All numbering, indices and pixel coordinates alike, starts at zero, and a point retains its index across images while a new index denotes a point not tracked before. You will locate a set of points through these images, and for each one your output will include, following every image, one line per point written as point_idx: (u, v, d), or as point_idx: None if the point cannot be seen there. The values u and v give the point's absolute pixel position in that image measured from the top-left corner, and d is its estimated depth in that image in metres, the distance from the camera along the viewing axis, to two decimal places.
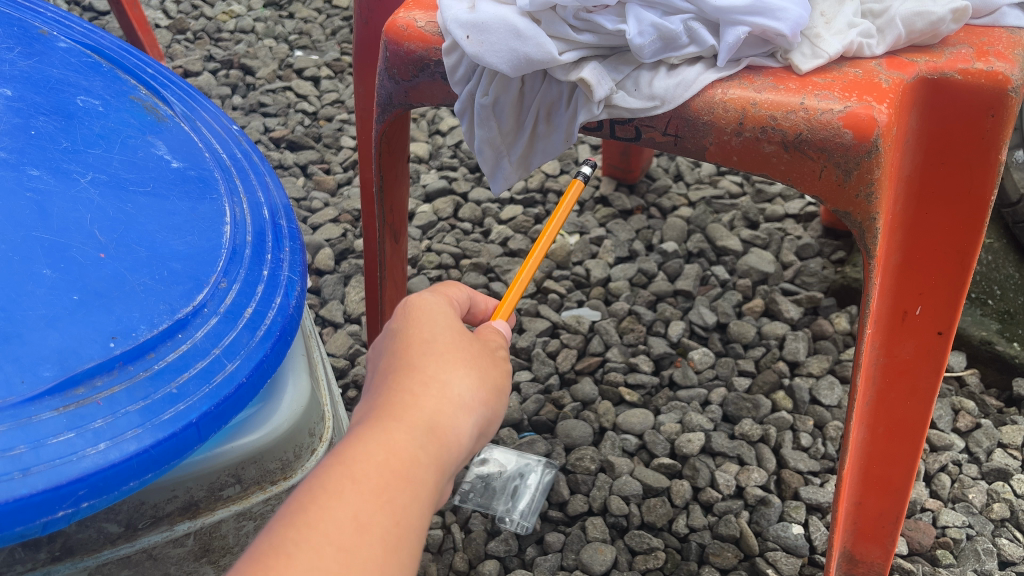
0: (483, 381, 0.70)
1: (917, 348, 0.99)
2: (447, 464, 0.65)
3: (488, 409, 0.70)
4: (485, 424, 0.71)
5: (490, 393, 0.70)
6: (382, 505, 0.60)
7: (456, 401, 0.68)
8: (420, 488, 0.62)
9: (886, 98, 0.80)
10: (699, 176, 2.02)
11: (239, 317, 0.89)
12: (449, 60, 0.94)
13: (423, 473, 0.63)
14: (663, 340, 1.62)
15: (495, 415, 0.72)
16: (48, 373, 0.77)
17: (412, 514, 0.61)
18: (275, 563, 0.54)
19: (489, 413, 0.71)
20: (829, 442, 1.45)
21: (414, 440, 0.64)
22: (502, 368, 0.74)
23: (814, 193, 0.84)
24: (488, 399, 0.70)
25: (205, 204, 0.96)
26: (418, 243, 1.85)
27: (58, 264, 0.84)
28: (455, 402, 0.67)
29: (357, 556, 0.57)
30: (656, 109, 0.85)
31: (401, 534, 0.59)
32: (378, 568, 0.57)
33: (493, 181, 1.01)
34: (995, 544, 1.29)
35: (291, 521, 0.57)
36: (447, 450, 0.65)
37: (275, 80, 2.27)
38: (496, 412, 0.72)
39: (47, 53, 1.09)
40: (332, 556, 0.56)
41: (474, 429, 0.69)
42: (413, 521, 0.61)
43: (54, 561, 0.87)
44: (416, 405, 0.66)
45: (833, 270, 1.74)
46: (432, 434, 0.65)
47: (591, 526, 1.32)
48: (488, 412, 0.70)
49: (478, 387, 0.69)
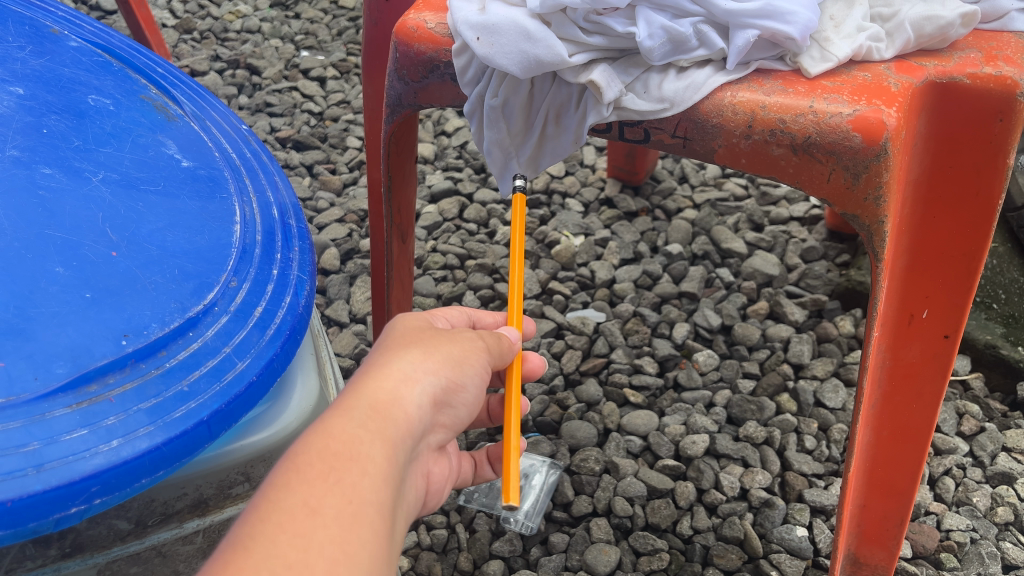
0: (429, 354, 0.70)
1: (924, 352, 0.99)
2: (395, 436, 0.63)
3: (439, 378, 0.69)
4: (442, 397, 0.70)
5: (439, 363, 0.70)
6: (330, 484, 0.57)
7: (398, 377, 0.67)
8: (370, 464, 0.60)
9: (895, 102, 0.81)
10: (704, 179, 2.03)
11: (249, 316, 0.89)
12: (459, 61, 0.94)
13: (370, 448, 0.61)
14: (667, 341, 1.63)
15: (455, 386, 0.71)
16: (62, 370, 0.77)
17: (364, 488, 0.59)
18: (224, 562, 0.52)
19: (444, 383, 0.69)
20: (833, 445, 1.45)
21: (354, 417, 0.62)
22: (462, 342, 0.74)
23: (823, 196, 0.85)
24: (435, 369, 0.69)
25: (216, 204, 0.97)
26: (423, 244, 1.86)
27: (70, 262, 0.84)
28: (396, 378, 0.67)
29: (311, 538, 0.54)
30: (665, 112, 0.86)
31: (355, 510, 0.57)
32: (338, 547, 0.55)
33: (502, 182, 1.01)
34: (999, 548, 1.30)
35: (240, 523, 0.55)
36: (392, 423, 0.64)
37: (281, 80, 2.28)
38: (455, 381, 0.71)
39: (58, 52, 1.09)
40: (284, 543, 0.53)
41: (426, 399, 0.67)
42: (366, 497, 0.58)
43: (64, 557, 0.88)
44: (357, 390, 0.65)
45: (837, 273, 1.74)
46: (375, 411, 0.64)
47: (595, 527, 1.33)
48: (440, 382, 0.69)
49: (422, 359, 0.69)
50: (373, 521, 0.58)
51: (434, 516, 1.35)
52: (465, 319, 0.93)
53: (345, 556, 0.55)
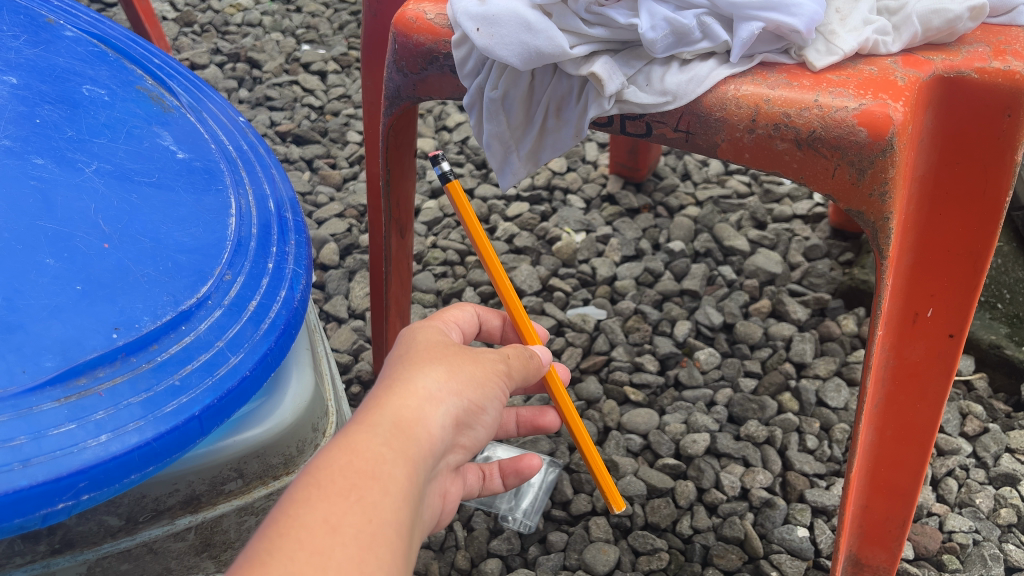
0: (454, 374, 0.69)
1: (928, 351, 0.98)
2: (418, 456, 0.62)
3: (462, 399, 0.68)
4: (464, 418, 0.68)
5: (463, 384, 0.68)
6: (351, 502, 0.56)
7: (423, 396, 0.66)
8: (391, 484, 0.59)
9: (902, 96, 0.79)
10: (706, 175, 2.01)
11: (243, 310, 0.88)
12: (458, 53, 0.93)
13: (392, 467, 0.60)
14: (669, 339, 1.61)
15: (477, 408, 0.70)
16: (50, 363, 0.76)
17: (385, 508, 0.57)
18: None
19: (466, 404, 0.68)
20: (835, 445, 1.43)
21: (378, 434, 0.61)
22: (486, 364, 0.72)
23: (827, 191, 0.83)
24: (460, 390, 0.68)
25: (211, 196, 0.96)
26: (423, 239, 1.84)
27: (61, 254, 0.83)
28: (420, 397, 0.66)
29: (330, 557, 0.53)
30: (668, 105, 0.85)
31: (375, 530, 0.56)
32: (354, 567, 0.53)
33: (501, 177, 1.00)
34: (1002, 550, 1.28)
35: (258, 536, 0.53)
36: (416, 443, 0.62)
37: (281, 73, 2.26)
38: (477, 403, 0.69)
39: (53, 42, 1.08)
40: (302, 559, 0.52)
41: (448, 420, 0.66)
42: (386, 517, 0.57)
43: (53, 554, 0.86)
44: (380, 406, 0.64)
45: (841, 272, 1.72)
46: (399, 430, 0.62)
47: (594, 526, 1.31)
48: (462, 403, 0.68)
49: (447, 379, 0.68)
50: (391, 542, 0.56)
51: None
52: (474, 320, 0.91)
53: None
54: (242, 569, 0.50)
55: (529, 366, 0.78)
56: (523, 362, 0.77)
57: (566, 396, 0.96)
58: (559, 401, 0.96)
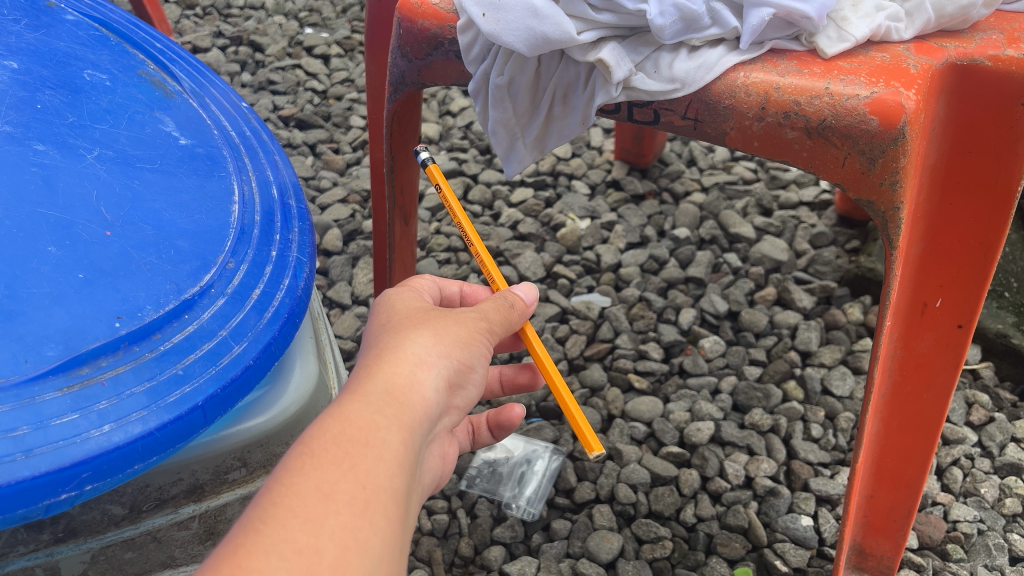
0: (441, 337, 0.69)
1: (936, 341, 0.97)
2: (412, 421, 0.61)
3: (452, 360, 0.68)
4: (456, 379, 0.68)
5: (450, 345, 0.68)
6: (344, 470, 0.55)
7: (413, 362, 0.65)
8: (385, 450, 0.58)
9: (914, 84, 0.78)
10: (712, 161, 2.01)
11: (247, 298, 0.87)
12: (464, 38, 0.92)
13: (385, 434, 0.59)
14: (674, 327, 1.61)
15: (467, 368, 0.69)
16: (52, 353, 0.75)
17: (379, 474, 0.56)
18: (235, 546, 0.49)
19: (457, 365, 0.68)
20: (839, 433, 1.43)
21: (370, 402, 0.60)
22: (469, 323, 0.72)
23: (837, 181, 0.82)
24: (449, 351, 0.68)
25: (214, 182, 0.95)
26: (426, 225, 1.84)
27: (63, 242, 0.82)
28: (411, 362, 0.65)
29: (324, 523, 0.52)
30: (676, 92, 0.84)
31: (369, 496, 0.55)
32: (350, 533, 0.52)
33: (507, 164, 0.99)
34: (1007, 540, 1.28)
35: (252, 507, 0.52)
36: (409, 409, 0.62)
37: (284, 57, 2.25)
38: (467, 362, 0.69)
39: (55, 26, 1.07)
40: (295, 528, 0.51)
41: (440, 383, 0.66)
42: (380, 483, 0.56)
43: (57, 542, 0.86)
44: (372, 374, 0.63)
45: (847, 260, 1.71)
46: (391, 397, 0.62)
47: (598, 514, 1.31)
48: (452, 364, 0.68)
49: (434, 343, 0.68)
50: (387, 507, 0.55)
51: (435, 501, 1.34)
52: (436, 289, 0.89)
53: (357, 543, 0.52)
54: (237, 541, 0.49)
55: (511, 315, 0.79)
56: (502, 315, 0.77)
57: (542, 349, 0.93)
58: (535, 356, 0.92)
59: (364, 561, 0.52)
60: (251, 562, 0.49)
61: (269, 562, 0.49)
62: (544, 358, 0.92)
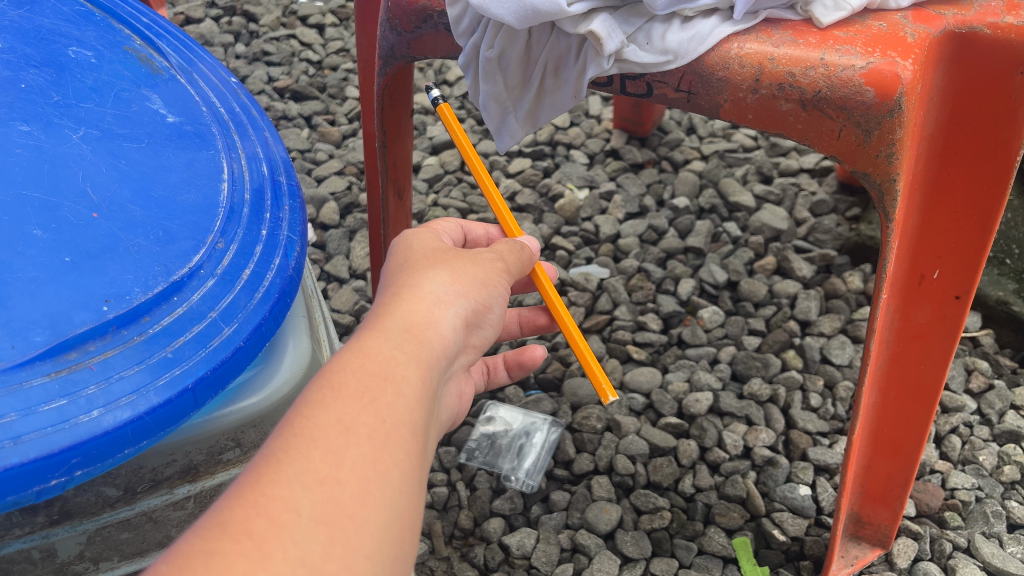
0: (457, 277, 0.69)
1: (933, 312, 0.96)
2: (432, 357, 0.61)
3: (468, 300, 0.68)
4: (472, 319, 0.69)
5: (467, 286, 0.69)
6: (366, 402, 0.55)
7: (430, 300, 0.65)
8: (406, 383, 0.58)
9: (911, 54, 0.76)
10: (712, 129, 2.00)
11: (237, 279, 0.86)
12: (453, 10, 0.90)
13: (405, 369, 0.59)
14: (672, 298, 1.61)
15: (482, 307, 0.70)
16: (40, 338, 0.75)
17: (401, 408, 0.56)
18: (258, 474, 0.49)
19: (473, 305, 0.68)
20: (838, 403, 1.43)
21: (389, 337, 0.60)
22: (483, 265, 0.73)
23: (833, 152, 0.81)
24: (466, 291, 0.68)
25: (203, 160, 0.93)
26: (423, 197, 1.83)
27: (49, 225, 0.81)
28: (428, 301, 0.65)
29: (346, 454, 0.51)
30: (669, 64, 0.83)
31: (391, 429, 0.54)
32: (370, 465, 0.52)
33: (499, 138, 0.98)
34: (1005, 507, 1.29)
35: (273, 438, 0.52)
36: (428, 345, 0.62)
37: (279, 27, 2.22)
38: (482, 303, 0.70)
39: (39, 2, 1.06)
40: (318, 457, 0.51)
41: (458, 321, 0.66)
42: (401, 416, 0.56)
43: (53, 524, 0.86)
44: (389, 312, 0.63)
45: (847, 228, 1.71)
46: (410, 334, 0.62)
47: (596, 485, 1.32)
48: (469, 304, 0.68)
49: (452, 283, 0.68)
50: (408, 441, 0.55)
51: (434, 474, 1.34)
52: (461, 232, 0.92)
53: (378, 474, 0.52)
54: (260, 467, 0.49)
55: (522, 260, 0.80)
56: (515, 258, 0.79)
57: (553, 292, 0.96)
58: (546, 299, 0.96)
59: (384, 493, 0.52)
60: (275, 489, 0.48)
61: (292, 489, 0.48)
62: (554, 300, 0.97)
